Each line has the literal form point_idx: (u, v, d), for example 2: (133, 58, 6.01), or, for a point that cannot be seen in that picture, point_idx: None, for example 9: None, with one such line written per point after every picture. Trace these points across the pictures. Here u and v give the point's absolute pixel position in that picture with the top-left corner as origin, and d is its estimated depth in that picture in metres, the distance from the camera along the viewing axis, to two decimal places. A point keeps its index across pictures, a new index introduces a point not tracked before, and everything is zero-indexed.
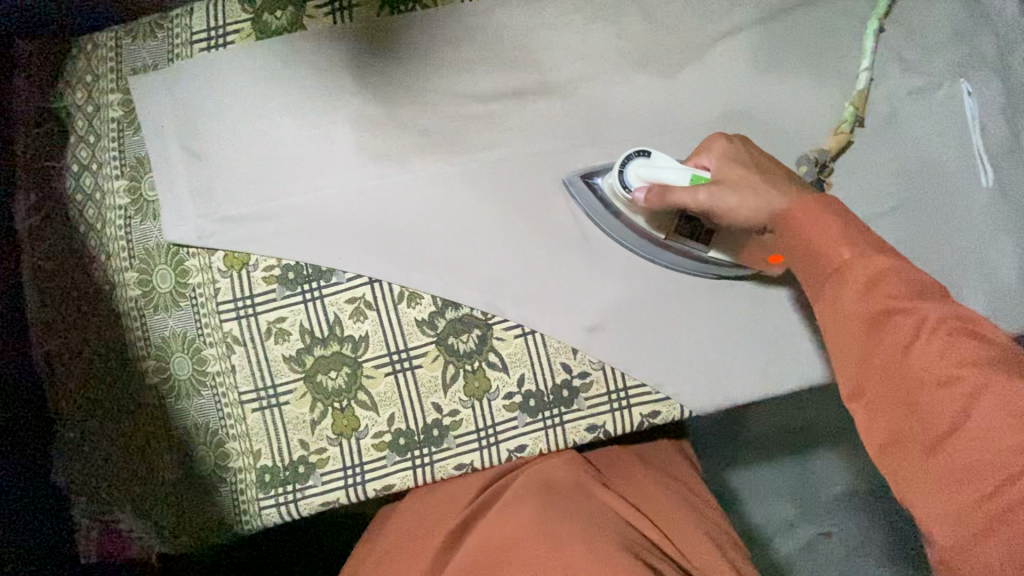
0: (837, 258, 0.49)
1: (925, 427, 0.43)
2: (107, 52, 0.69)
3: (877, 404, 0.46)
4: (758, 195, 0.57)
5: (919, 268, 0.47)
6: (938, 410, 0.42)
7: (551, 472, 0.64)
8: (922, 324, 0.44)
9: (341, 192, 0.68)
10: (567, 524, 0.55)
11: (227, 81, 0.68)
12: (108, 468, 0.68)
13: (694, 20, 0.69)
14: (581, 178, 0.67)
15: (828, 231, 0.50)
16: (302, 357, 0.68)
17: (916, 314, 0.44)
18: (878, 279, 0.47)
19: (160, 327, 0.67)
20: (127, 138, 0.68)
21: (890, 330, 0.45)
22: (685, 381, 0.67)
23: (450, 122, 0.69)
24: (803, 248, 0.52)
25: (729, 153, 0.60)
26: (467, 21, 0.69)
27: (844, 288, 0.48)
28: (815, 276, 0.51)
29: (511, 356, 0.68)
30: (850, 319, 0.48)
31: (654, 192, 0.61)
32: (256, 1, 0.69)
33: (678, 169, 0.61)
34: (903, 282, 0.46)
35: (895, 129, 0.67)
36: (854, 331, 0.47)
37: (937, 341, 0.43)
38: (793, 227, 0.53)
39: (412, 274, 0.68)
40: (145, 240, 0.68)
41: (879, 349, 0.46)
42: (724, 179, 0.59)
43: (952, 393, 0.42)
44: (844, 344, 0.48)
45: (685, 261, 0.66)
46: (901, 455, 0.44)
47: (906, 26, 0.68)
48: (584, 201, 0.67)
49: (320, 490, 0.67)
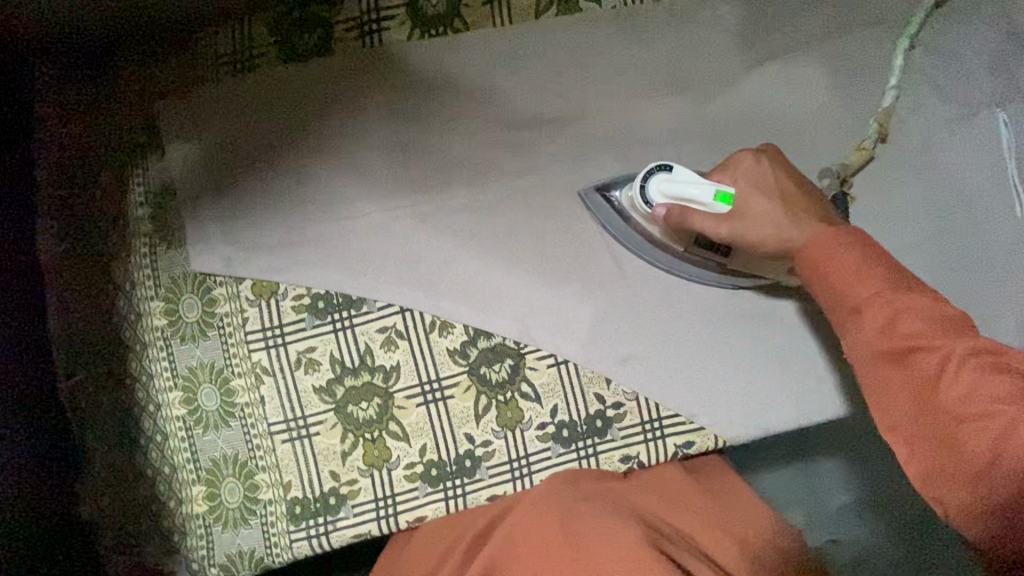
0: (855, 298, 0.51)
1: (964, 458, 0.45)
2: (133, 77, 0.69)
3: (913, 436, 0.48)
4: (779, 228, 0.57)
5: (939, 301, 0.49)
6: (976, 443, 0.45)
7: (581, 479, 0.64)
8: (948, 359, 0.47)
9: (372, 220, 0.67)
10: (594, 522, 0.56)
11: (255, 107, 0.67)
12: (134, 501, 0.67)
13: (729, 47, 0.68)
14: (597, 192, 0.67)
15: (846, 270, 0.52)
16: (333, 388, 0.66)
17: (941, 350, 0.47)
18: (897, 318, 0.49)
19: (186, 358, 0.66)
20: (151, 165, 0.67)
21: (917, 366, 0.48)
22: (718, 411, 0.66)
23: (483, 148, 0.68)
24: (824, 286, 0.53)
25: (753, 172, 0.59)
26: (500, 46, 0.68)
27: (865, 327, 0.50)
28: (837, 312, 0.53)
29: (544, 386, 0.66)
30: (873, 356, 0.50)
31: (674, 212, 0.60)
32: (284, 23, 0.68)
33: (701, 185, 0.59)
34: (923, 318, 0.48)
35: (926, 158, 0.68)
36: (882, 366, 0.50)
37: (966, 377, 0.46)
38: (812, 265, 0.54)
39: (444, 303, 0.66)
40: (171, 269, 0.67)
41: (909, 384, 0.48)
42: (746, 208, 0.58)
43: (986, 430, 0.45)
44: (874, 378, 0.50)
45: (700, 272, 0.67)
46: (944, 482, 0.46)
47: (935, 56, 0.69)
48: (601, 214, 0.67)
49: (352, 522, 0.66)
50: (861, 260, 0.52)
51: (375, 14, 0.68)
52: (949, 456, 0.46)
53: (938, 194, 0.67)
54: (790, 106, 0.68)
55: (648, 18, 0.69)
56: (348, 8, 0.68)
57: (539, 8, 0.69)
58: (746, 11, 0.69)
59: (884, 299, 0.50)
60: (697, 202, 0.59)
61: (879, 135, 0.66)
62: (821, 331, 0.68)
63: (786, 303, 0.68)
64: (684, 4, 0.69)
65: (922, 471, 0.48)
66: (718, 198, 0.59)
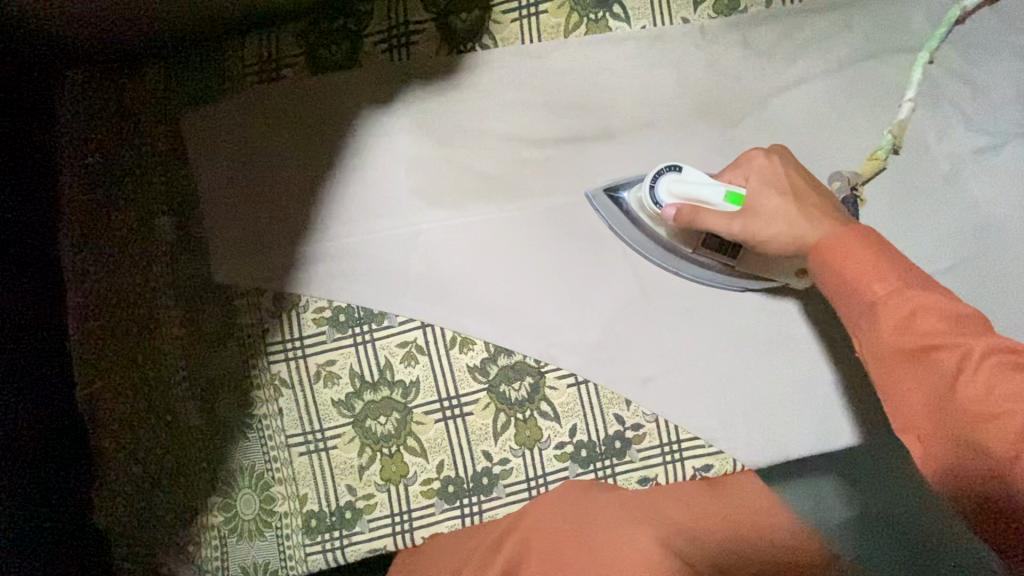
0: (869, 295, 0.48)
1: (983, 455, 0.43)
2: (159, 84, 0.68)
3: (928, 435, 0.46)
4: (793, 227, 0.55)
5: (957, 298, 0.47)
6: (995, 441, 0.42)
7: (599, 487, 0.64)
8: (967, 357, 0.45)
9: (395, 233, 0.67)
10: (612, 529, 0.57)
11: (281, 117, 0.67)
12: (149, 511, 0.66)
13: (758, 69, 0.68)
14: (604, 192, 0.66)
15: (863, 266, 0.49)
16: (351, 402, 0.66)
17: (960, 348, 0.45)
18: (915, 315, 0.47)
19: (206, 367, 0.66)
20: (176, 173, 0.67)
21: (935, 364, 0.46)
22: (738, 435, 0.66)
23: (508, 165, 0.67)
24: (838, 284, 0.51)
25: (767, 172, 0.58)
26: (528, 63, 0.68)
27: (879, 326, 0.48)
28: (850, 311, 0.50)
29: (564, 406, 0.66)
30: (889, 354, 0.47)
31: (684, 212, 0.58)
32: (312, 35, 0.68)
33: (712, 185, 0.58)
34: (942, 316, 0.46)
35: (959, 185, 0.66)
36: (899, 365, 0.47)
37: (984, 375, 0.44)
38: (826, 261, 0.52)
39: (464, 319, 0.66)
40: (193, 279, 0.67)
41: (926, 383, 0.46)
42: (758, 206, 0.56)
43: (1003, 429, 0.42)
44: (890, 378, 0.48)
45: (711, 274, 0.66)
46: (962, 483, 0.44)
47: (970, 82, 0.68)
48: (609, 215, 0.66)
49: (367, 536, 0.66)
50: (877, 256, 0.49)
51: (405, 28, 0.68)
52: (966, 454, 0.44)
53: (967, 223, 0.66)
54: (818, 131, 0.67)
55: (677, 38, 0.68)
56: (377, 21, 0.68)
57: (567, 27, 0.68)
58: (774, 34, 0.68)
59: (901, 295, 0.47)
60: (709, 203, 0.58)
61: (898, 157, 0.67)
62: (847, 359, 0.67)
63: (811, 329, 0.67)
64: (714, 25, 0.68)
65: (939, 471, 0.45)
66: (728, 199, 0.58)
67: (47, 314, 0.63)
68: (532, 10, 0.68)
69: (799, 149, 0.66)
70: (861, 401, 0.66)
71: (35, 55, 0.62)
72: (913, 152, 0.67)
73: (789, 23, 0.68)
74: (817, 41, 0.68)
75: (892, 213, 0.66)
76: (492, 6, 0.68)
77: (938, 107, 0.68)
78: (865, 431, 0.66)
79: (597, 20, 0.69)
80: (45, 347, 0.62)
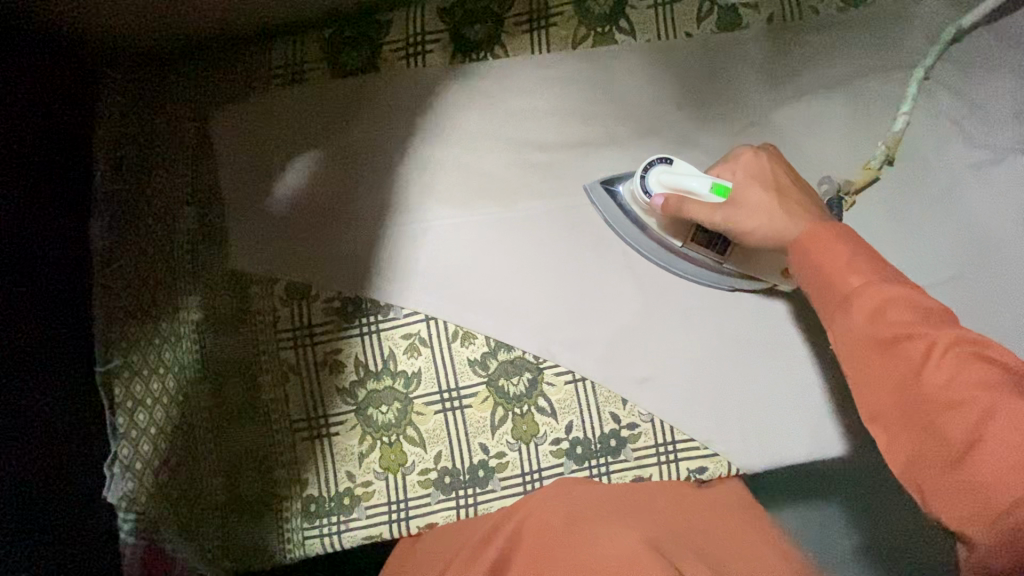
0: (844, 288, 0.50)
1: (946, 444, 0.44)
2: (187, 86, 0.74)
3: (893, 423, 0.48)
4: (774, 221, 0.57)
5: (925, 293, 0.49)
6: (956, 427, 0.44)
7: (578, 489, 0.63)
8: (932, 348, 0.46)
9: (405, 228, 0.70)
10: (593, 528, 0.56)
11: (301, 118, 0.72)
12: (176, 484, 0.68)
13: (760, 82, 0.70)
14: (601, 184, 0.68)
15: (839, 260, 0.51)
16: (355, 390, 0.68)
17: (927, 339, 0.46)
18: (885, 307, 0.48)
19: (218, 350, 0.70)
20: (201, 168, 0.74)
21: (902, 355, 0.47)
22: (733, 437, 0.66)
23: (514, 169, 0.70)
24: (815, 276, 0.52)
25: (753, 167, 0.59)
26: (538, 73, 0.71)
27: (851, 317, 0.49)
28: (823, 302, 0.52)
29: (561, 402, 0.67)
30: (860, 344, 0.49)
31: (671, 202, 0.60)
32: (334, 42, 0.72)
33: (700, 176, 0.60)
34: (912, 308, 0.47)
35: (954, 199, 0.67)
36: (869, 354, 0.48)
37: (948, 365, 0.45)
38: (803, 256, 0.53)
39: (466, 313, 0.68)
40: (210, 268, 0.71)
41: (893, 373, 0.47)
42: (743, 200, 0.58)
43: (964, 415, 0.44)
44: (860, 367, 0.49)
45: (702, 272, 0.67)
46: (927, 469, 0.45)
47: (968, 99, 0.69)
48: (603, 207, 0.69)
49: (363, 523, 0.67)
50: (852, 251, 0.51)
51: (422, 37, 0.72)
52: (927, 441, 0.45)
53: (961, 236, 0.66)
54: (816, 143, 0.69)
55: (681, 52, 0.71)
56: (396, 30, 0.72)
57: (576, 39, 0.71)
58: (776, 49, 0.70)
59: (874, 287, 0.49)
60: (696, 193, 0.60)
61: (888, 161, 0.68)
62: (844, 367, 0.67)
63: (808, 336, 0.67)
64: (716, 40, 0.71)
65: (902, 458, 0.47)
66: (714, 190, 0.59)
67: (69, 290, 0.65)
68: (542, 23, 0.72)
69: (796, 160, 0.68)
70: (855, 410, 0.67)
71: (69, 41, 0.66)
72: (911, 165, 0.68)
73: (791, 39, 0.70)
74: (816, 57, 0.70)
75: (887, 223, 0.67)
76: (504, 19, 0.72)
77: (936, 123, 0.69)
78: (858, 439, 0.66)
79: (604, 34, 0.71)
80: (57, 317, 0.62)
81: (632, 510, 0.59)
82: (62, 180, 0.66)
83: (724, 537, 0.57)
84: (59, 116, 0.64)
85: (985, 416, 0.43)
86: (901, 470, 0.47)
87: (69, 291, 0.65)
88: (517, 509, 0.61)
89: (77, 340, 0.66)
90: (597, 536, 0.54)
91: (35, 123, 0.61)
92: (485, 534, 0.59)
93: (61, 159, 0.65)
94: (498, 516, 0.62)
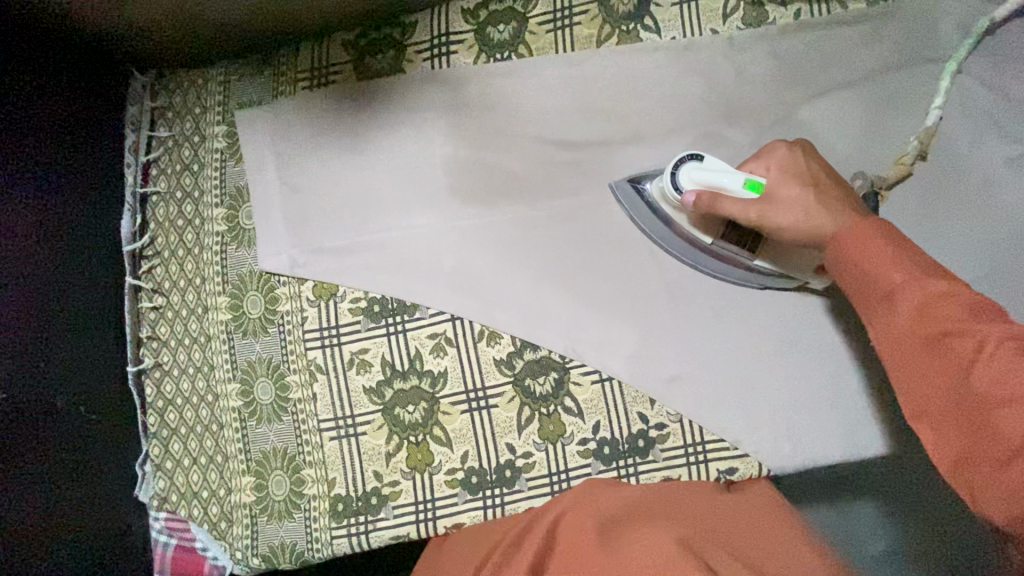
0: (886, 285, 0.50)
1: (995, 443, 0.43)
2: (218, 87, 0.74)
3: (940, 423, 0.47)
4: (810, 218, 0.56)
5: (976, 288, 0.47)
6: (1008, 428, 0.42)
7: (608, 490, 0.62)
8: (982, 345, 0.44)
9: (431, 229, 0.70)
10: (625, 532, 0.54)
11: (329, 119, 0.72)
12: (204, 480, 0.70)
13: (787, 78, 0.69)
14: (627, 182, 0.68)
15: (880, 256, 0.50)
16: (382, 390, 0.68)
17: (975, 335, 0.45)
18: (931, 304, 0.47)
19: (247, 351, 0.70)
20: (228, 169, 0.73)
21: (948, 352, 0.46)
22: (764, 437, 0.65)
23: (539, 167, 0.70)
24: (856, 274, 0.52)
25: (788, 162, 0.58)
26: (561, 72, 0.71)
27: (894, 314, 0.49)
28: (867, 300, 0.51)
29: (588, 402, 0.67)
30: (903, 341, 0.49)
31: (704, 199, 0.60)
32: (360, 44, 0.73)
33: (732, 173, 0.59)
34: (959, 304, 0.46)
35: (991, 194, 0.66)
36: (913, 351, 0.48)
37: (999, 363, 0.43)
38: (843, 253, 0.53)
39: (492, 313, 0.68)
40: (239, 267, 0.71)
41: (938, 369, 0.47)
42: (778, 196, 0.57)
43: (1015, 414, 0.42)
44: (904, 364, 0.49)
45: (731, 269, 0.67)
46: (975, 470, 0.44)
47: (1004, 92, 0.67)
48: (631, 205, 0.68)
49: (391, 523, 0.67)
50: (895, 247, 0.50)
51: (446, 38, 0.72)
52: (977, 442, 0.44)
53: (999, 233, 0.65)
54: (846, 139, 0.68)
55: (706, 49, 0.70)
56: (421, 31, 0.72)
57: (599, 38, 0.71)
58: (802, 45, 0.69)
59: (918, 284, 0.48)
60: (728, 189, 0.59)
61: (921, 155, 0.66)
62: (877, 367, 0.65)
63: (842, 334, 0.66)
64: (742, 36, 0.70)
65: (948, 456, 0.47)
66: (747, 185, 0.59)
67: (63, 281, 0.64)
68: (565, 22, 0.71)
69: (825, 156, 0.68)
70: (891, 410, 0.65)
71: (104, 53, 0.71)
72: (944, 161, 0.67)
73: (819, 34, 0.69)
74: (845, 53, 0.69)
75: (921, 219, 0.66)
76: (527, 18, 0.72)
77: (969, 117, 0.67)
78: (897, 441, 0.64)
79: (628, 32, 0.71)
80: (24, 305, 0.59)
81: (665, 512, 0.58)
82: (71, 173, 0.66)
83: (761, 541, 0.56)
84: (60, 113, 0.65)
85: None
86: (950, 470, 0.46)
87: (71, 283, 0.65)
88: (546, 513, 0.61)
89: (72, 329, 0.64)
90: (628, 540, 0.53)
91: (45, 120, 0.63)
92: (517, 537, 0.59)
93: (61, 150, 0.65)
94: (527, 518, 0.61)
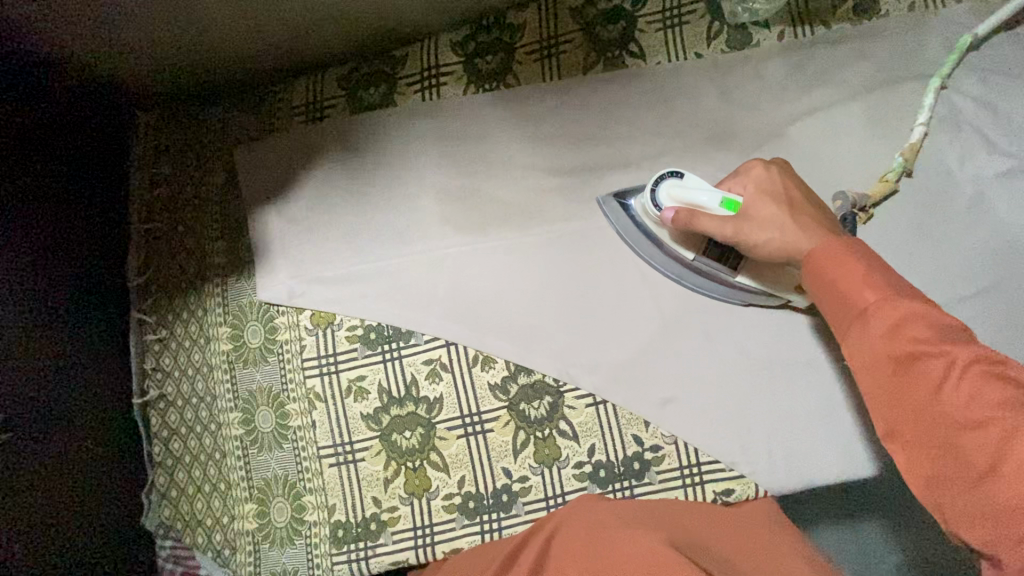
0: (859, 304, 0.50)
1: (965, 462, 0.43)
2: (218, 126, 0.77)
3: (913, 442, 0.47)
4: (787, 235, 0.56)
5: (944, 308, 0.48)
6: (975, 447, 0.43)
7: (595, 504, 0.62)
8: (952, 366, 0.45)
9: (425, 257, 0.71)
10: (615, 538, 0.55)
11: (324, 153, 0.74)
12: (206, 509, 0.72)
13: (773, 99, 0.70)
14: (614, 199, 0.69)
15: (854, 276, 0.50)
16: (379, 416, 0.69)
17: (945, 356, 0.45)
18: (903, 324, 0.47)
19: (248, 381, 0.72)
20: (229, 204, 0.75)
21: (920, 372, 0.46)
22: (760, 458, 0.65)
23: (528, 194, 0.72)
24: (830, 293, 0.52)
25: (765, 181, 0.59)
26: (548, 99, 0.73)
27: (867, 333, 0.49)
28: (840, 319, 0.52)
29: (582, 425, 0.68)
30: (876, 361, 0.48)
31: (681, 214, 0.61)
32: (352, 79, 0.75)
33: (711, 191, 0.61)
34: (930, 325, 0.46)
35: (980, 210, 0.65)
36: (886, 371, 0.48)
37: (969, 382, 0.44)
38: (820, 271, 0.53)
39: (486, 338, 0.69)
40: (240, 299, 0.74)
41: (912, 389, 0.47)
42: (754, 213, 0.59)
43: (983, 435, 0.43)
44: (877, 384, 0.49)
45: (719, 288, 0.67)
46: (946, 488, 0.45)
47: (990, 107, 0.67)
48: (616, 221, 0.69)
49: (390, 549, 0.68)
50: (868, 267, 0.50)
51: (435, 70, 0.74)
52: (949, 462, 0.44)
53: (988, 248, 0.65)
54: (833, 157, 0.68)
55: (691, 72, 0.71)
56: (410, 64, 0.74)
57: (585, 65, 0.73)
58: (787, 65, 0.70)
59: (890, 303, 0.48)
60: (706, 207, 0.61)
61: (908, 171, 0.66)
62: None
63: (835, 353, 0.66)
64: (727, 59, 0.71)
65: (922, 477, 0.46)
66: (723, 204, 0.60)
67: (60, 308, 0.64)
68: (553, 51, 0.73)
69: (811, 175, 0.68)
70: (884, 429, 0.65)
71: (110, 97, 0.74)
72: (933, 176, 0.67)
73: (803, 55, 0.70)
74: (830, 72, 0.69)
75: (910, 236, 0.66)
76: (515, 49, 0.73)
77: (956, 132, 0.67)
78: (893, 460, 0.64)
79: (613, 58, 0.72)
80: (13, 332, 0.58)
81: (651, 520, 0.58)
82: (71, 203, 0.67)
83: (751, 548, 0.56)
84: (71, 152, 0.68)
85: (1008, 436, 0.42)
86: (921, 489, 0.46)
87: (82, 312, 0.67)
88: (539, 532, 0.61)
89: (64, 356, 0.64)
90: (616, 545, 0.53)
91: (60, 156, 0.66)
92: (511, 552, 0.59)
93: (62, 182, 0.66)
94: (520, 537, 0.62)
